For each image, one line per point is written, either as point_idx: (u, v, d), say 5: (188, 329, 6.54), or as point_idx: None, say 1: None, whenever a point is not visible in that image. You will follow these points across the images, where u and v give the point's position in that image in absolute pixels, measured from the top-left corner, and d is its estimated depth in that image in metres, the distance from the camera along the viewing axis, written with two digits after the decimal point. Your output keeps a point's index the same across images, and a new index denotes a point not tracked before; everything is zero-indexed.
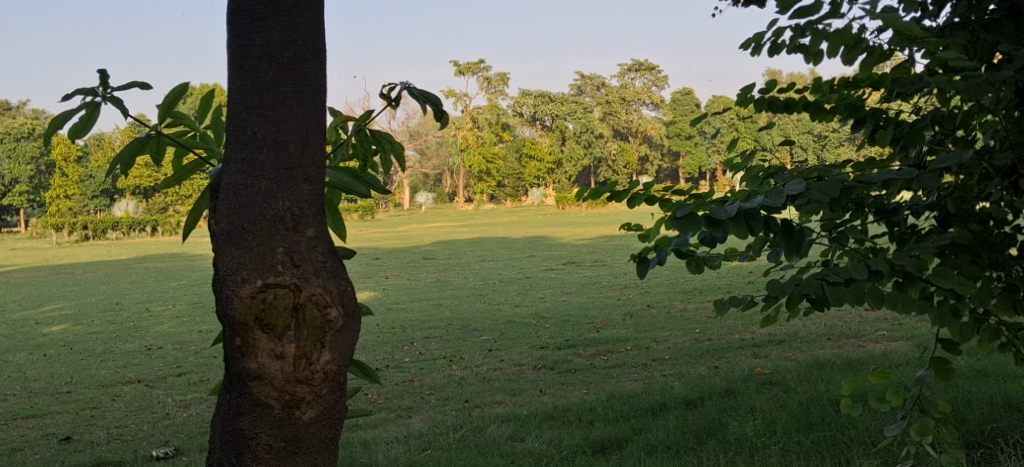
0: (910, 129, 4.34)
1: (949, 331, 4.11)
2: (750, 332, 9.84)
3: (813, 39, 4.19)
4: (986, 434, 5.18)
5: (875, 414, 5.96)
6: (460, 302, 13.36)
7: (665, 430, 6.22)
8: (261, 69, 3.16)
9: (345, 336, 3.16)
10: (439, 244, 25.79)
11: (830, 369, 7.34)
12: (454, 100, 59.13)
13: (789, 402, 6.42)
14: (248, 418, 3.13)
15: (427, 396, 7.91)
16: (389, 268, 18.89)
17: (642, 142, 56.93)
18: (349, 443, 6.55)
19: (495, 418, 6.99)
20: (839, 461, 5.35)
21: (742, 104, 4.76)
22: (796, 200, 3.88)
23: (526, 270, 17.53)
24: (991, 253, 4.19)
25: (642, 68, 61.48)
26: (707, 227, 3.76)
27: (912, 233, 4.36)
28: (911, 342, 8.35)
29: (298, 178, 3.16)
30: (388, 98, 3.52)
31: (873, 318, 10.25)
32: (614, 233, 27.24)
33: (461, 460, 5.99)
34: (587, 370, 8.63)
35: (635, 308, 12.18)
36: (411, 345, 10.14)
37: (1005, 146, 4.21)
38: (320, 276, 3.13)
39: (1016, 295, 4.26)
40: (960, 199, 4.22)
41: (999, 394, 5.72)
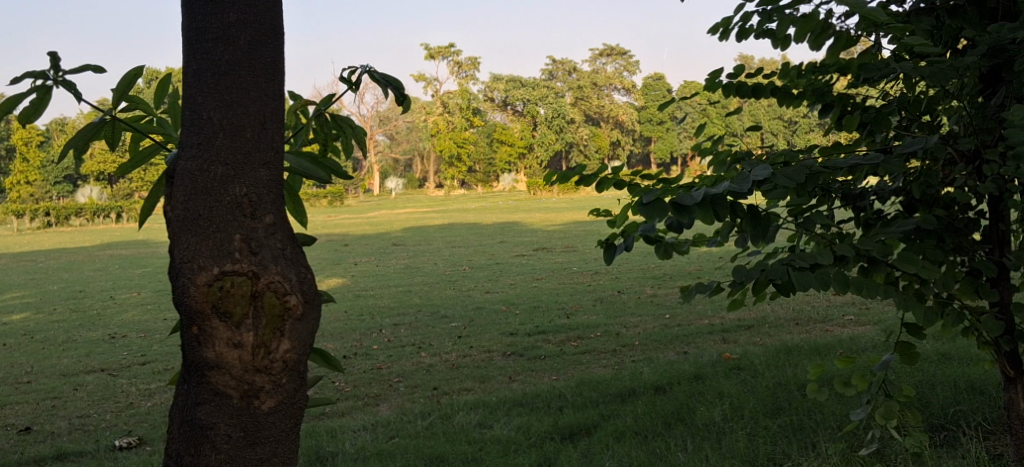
0: (876, 114, 4.38)
1: (915, 315, 4.09)
2: (719, 318, 9.87)
3: (780, 24, 4.18)
4: (949, 417, 5.21)
5: (841, 398, 5.98)
6: (429, 288, 13.31)
7: (634, 415, 6.22)
8: (217, 52, 3.10)
9: (304, 324, 3.12)
10: (409, 230, 25.69)
11: (798, 353, 7.37)
12: (425, 85, 58.90)
13: (757, 387, 6.44)
14: (206, 408, 3.07)
15: (396, 384, 7.88)
16: (358, 255, 18.80)
17: (615, 127, 56.95)
18: (316, 432, 6.50)
19: (464, 405, 6.97)
20: (805, 445, 5.37)
21: (710, 89, 4.73)
22: (763, 186, 3.85)
23: (497, 256, 17.50)
24: (955, 238, 4.25)
25: (612, 53, 61.52)
26: (674, 213, 3.70)
27: (877, 219, 4.37)
28: (878, 327, 8.40)
29: (255, 164, 3.11)
30: (349, 82, 3.47)
31: (840, 302, 10.31)
32: (585, 219, 27.26)
33: (428, 447, 5.96)
34: (556, 356, 8.62)
35: (605, 294, 12.19)
36: (379, 332, 10.10)
37: (968, 132, 4.22)
38: (278, 263, 3.09)
39: (978, 279, 4.28)
40: (925, 184, 4.28)
41: (960, 377, 5.76)
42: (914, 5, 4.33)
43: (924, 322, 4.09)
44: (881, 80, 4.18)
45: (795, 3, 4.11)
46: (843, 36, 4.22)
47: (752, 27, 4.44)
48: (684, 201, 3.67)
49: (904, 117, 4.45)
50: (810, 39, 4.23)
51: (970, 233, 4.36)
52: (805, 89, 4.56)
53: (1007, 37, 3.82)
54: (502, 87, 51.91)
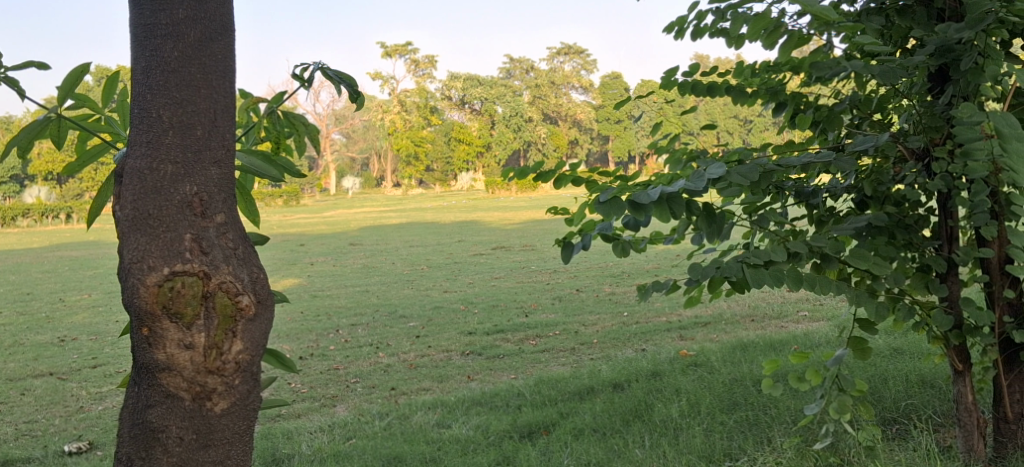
0: (829, 112, 4.42)
1: (867, 310, 4.13)
2: (676, 315, 9.93)
3: (734, 23, 4.20)
4: (902, 410, 5.28)
5: (795, 393, 6.04)
6: (387, 288, 13.26)
7: (592, 413, 6.24)
8: (166, 48, 3.04)
9: (256, 325, 3.08)
10: (367, 230, 25.58)
11: (754, 349, 7.43)
12: (381, 83, 58.66)
13: (713, 383, 6.49)
14: (157, 410, 3.02)
15: (353, 384, 7.85)
16: (314, 255, 18.69)
17: (573, 126, 57.08)
18: (271, 433, 6.46)
19: (422, 405, 6.95)
20: (761, 440, 5.40)
21: (666, 87, 4.72)
22: (718, 184, 3.87)
23: (455, 255, 17.48)
24: (905, 234, 4.32)
25: (570, 52, 61.69)
26: (630, 211, 3.72)
27: (831, 216, 4.43)
28: (831, 322, 8.49)
29: (206, 162, 3.06)
30: (302, 80, 3.44)
31: (795, 299, 10.41)
32: (542, 217, 27.30)
33: (385, 448, 5.95)
34: (515, 355, 8.62)
35: (564, 292, 12.21)
36: (336, 333, 10.04)
37: (918, 130, 4.28)
38: (230, 263, 3.05)
39: (928, 275, 4.34)
40: (876, 182, 4.35)
41: (912, 371, 5.83)
42: (865, 5, 4.38)
43: (876, 317, 4.14)
44: (834, 79, 4.22)
45: (747, 2, 4.13)
46: (794, 35, 4.26)
47: (707, 27, 4.47)
48: (641, 199, 3.69)
49: (856, 115, 4.50)
50: (763, 39, 4.26)
51: (921, 229, 4.41)
52: (760, 88, 4.58)
53: (954, 37, 3.87)
54: (459, 85, 51.85)
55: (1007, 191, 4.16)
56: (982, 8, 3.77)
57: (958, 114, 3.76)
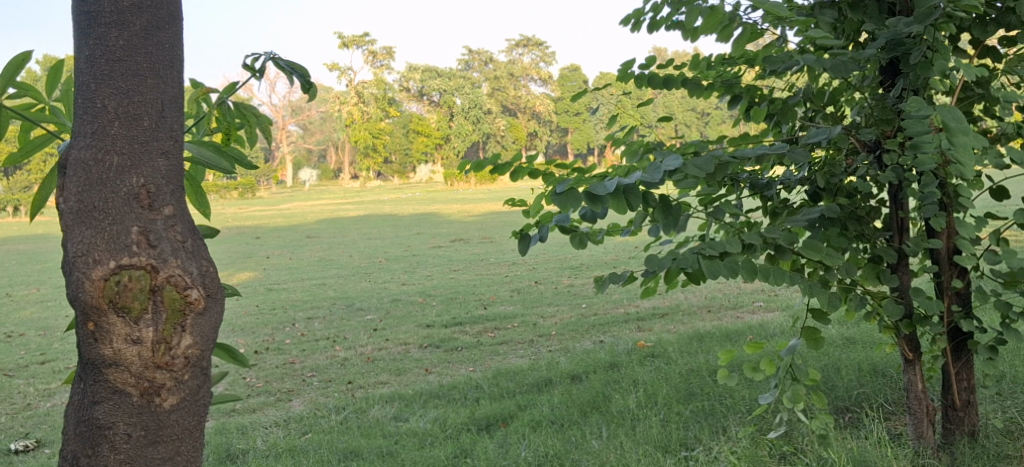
0: (783, 105, 4.42)
1: (819, 300, 4.16)
2: (635, 306, 9.97)
3: (689, 16, 4.20)
4: (854, 399, 5.34)
5: (750, 383, 6.08)
6: (344, 281, 13.20)
7: (549, 405, 6.25)
8: (111, 37, 2.99)
9: (206, 319, 3.04)
10: (325, 222, 25.43)
11: (710, 340, 7.47)
12: (339, 74, 58.32)
13: (670, 373, 6.51)
14: (104, 407, 2.97)
15: (309, 378, 7.80)
16: (270, 247, 18.55)
17: (532, 118, 57.09)
18: (225, 429, 6.40)
19: (379, 399, 6.92)
20: (716, 429, 5.43)
21: (622, 79, 4.55)
22: (674, 175, 3.86)
23: (414, 247, 17.44)
24: (857, 226, 4.36)
25: (530, 44, 61.70)
26: (587, 203, 3.71)
27: (785, 208, 4.46)
28: (786, 312, 8.56)
29: (153, 153, 3.01)
30: (253, 70, 3.39)
31: (751, 289, 10.49)
32: (501, 208, 27.30)
33: (342, 442, 5.91)
34: (473, 347, 8.61)
35: (523, 284, 12.21)
36: (293, 326, 9.98)
37: (870, 123, 4.30)
38: (178, 256, 3.00)
39: (880, 265, 4.38)
40: (829, 173, 4.38)
41: (864, 360, 5.90)
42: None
43: (828, 307, 4.17)
44: (787, 73, 4.23)
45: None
46: (747, 29, 4.25)
47: (662, 19, 4.47)
48: (597, 190, 3.68)
49: (809, 108, 4.52)
50: (717, 32, 4.27)
51: (873, 220, 4.45)
52: (716, 81, 4.52)
53: (903, 32, 3.90)
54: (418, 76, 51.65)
55: (956, 183, 4.20)
56: (930, 3, 3.82)
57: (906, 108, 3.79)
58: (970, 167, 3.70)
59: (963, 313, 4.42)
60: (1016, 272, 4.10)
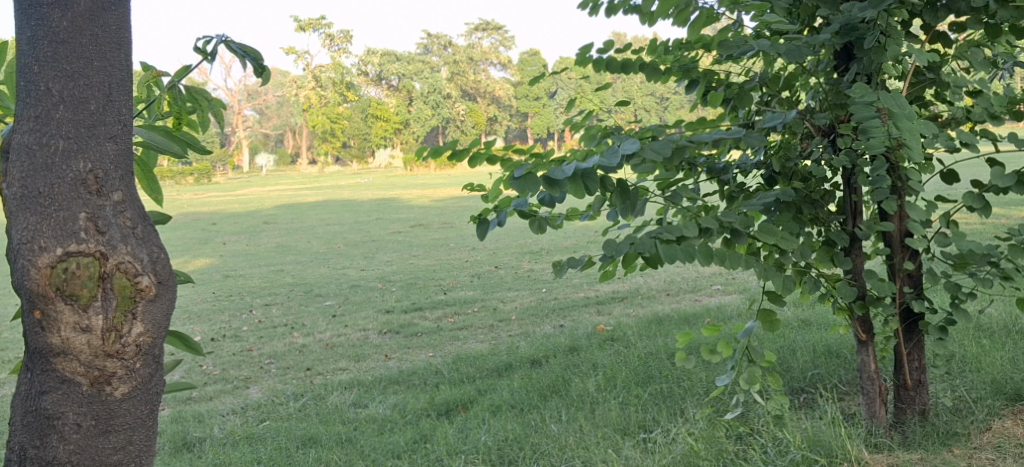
0: (739, 90, 4.43)
1: (774, 283, 4.19)
2: (594, 291, 10.00)
3: (646, 1, 4.19)
4: (809, 380, 5.39)
5: (708, 365, 6.12)
6: (303, 267, 13.12)
7: (509, 389, 6.25)
8: (54, 18, 2.94)
9: (158, 306, 3.00)
10: (283, 208, 25.27)
11: (668, 323, 7.51)
12: (296, 58, 57.84)
13: (629, 357, 6.54)
14: (53, 397, 2.93)
15: (267, 365, 7.75)
16: (226, 234, 18.37)
17: (492, 103, 57.01)
18: (182, 418, 6.35)
19: (338, 385, 6.89)
20: (674, 411, 5.46)
21: (579, 64, 4.48)
22: (631, 159, 3.86)
23: (373, 233, 17.37)
24: (811, 209, 4.39)
25: (489, 28, 61.57)
26: (545, 187, 3.70)
27: (741, 192, 4.48)
28: (744, 295, 8.63)
29: (101, 137, 2.96)
30: (203, 53, 3.34)
31: (709, 273, 10.56)
32: (460, 194, 27.27)
33: (301, 429, 5.88)
34: (433, 333, 8.59)
35: (483, 269, 12.20)
36: (250, 313, 9.91)
37: (824, 107, 4.33)
38: (128, 242, 2.96)
39: (834, 248, 4.42)
40: (784, 157, 4.41)
41: (819, 342, 5.96)
42: None
43: (783, 290, 4.20)
44: (743, 58, 4.24)
45: None
46: (704, 14, 4.26)
47: (620, 4, 4.46)
48: (555, 175, 3.67)
49: (765, 93, 4.53)
50: (674, 16, 4.26)
51: (826, 204, 4.49)
52: (673, 66, 4.51)
53: (857, 17, 3.90)
54: (377, 61, 51.36)
55: (908, 166, 4.24)
56: None
57: (855, 93, 3.82)
58: (918, 151, 3.74)
59: (914, 295, 4.48)
60: (964, 254, 4.16)
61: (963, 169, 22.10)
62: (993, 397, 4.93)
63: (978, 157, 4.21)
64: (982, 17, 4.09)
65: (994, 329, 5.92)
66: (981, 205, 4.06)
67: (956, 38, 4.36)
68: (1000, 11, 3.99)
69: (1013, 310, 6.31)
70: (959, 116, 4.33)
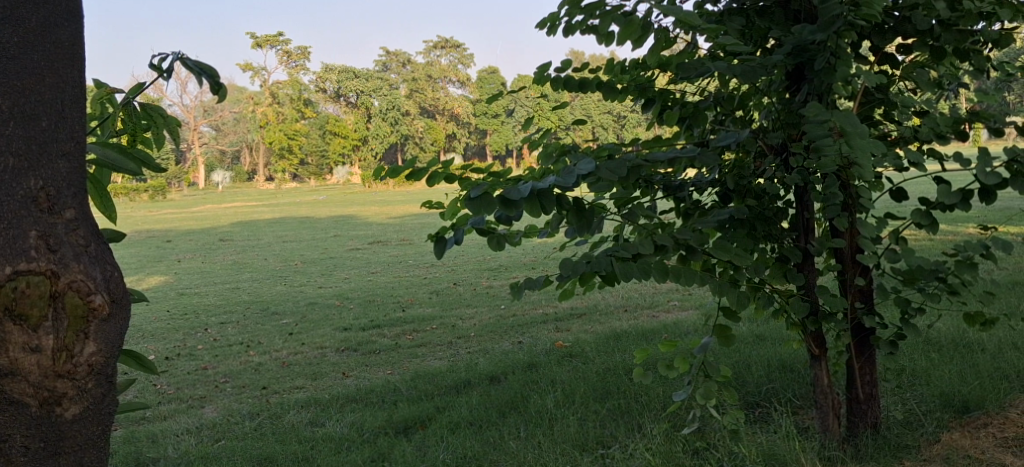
0: (694, 109, 4.48)
1: (728, 299, 4.23)
2: (552, 307, 10.03)
3: (603, 22, 4.22)
4: (764, 394, 5.44)
5: (664, 381, 6.15)
6: (259, 285, 13.01)
7: (468, 406, 6.24)
8: (5, 33, 2.92)
9: (111, 325, 2.98)
10: (238, 225, 25.08)
11: (626, 339, 7.54)
12: (252, 74, 57.49)
13: (587, 373, 6.56)
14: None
15: (222, 384, 7.67)
16: (182, 251, 18.20)
17: (451, 120, 57.05)
18: (135, 438, 6.26)
19: (295, 404, 6.84)
20: (632, 427, 5.48)
21: (538, 83, 4.51)
22: (587, 178, 3.89)
23: (330, 250, 17.29)
24: (765, 226, 4.43)
25: (448, 46, 61.67)
26: (502, 207, 3.72)
27: (697, 209, 4.51)
28: (700, 311, 8.69)
29: (54, 154, 2.93)
30: (159, 70, 3.32)
31: (666, 288, 10.62)
32: (418, 211, 27.24)
33: (256, 449, 5.83)
34: (391, 350, 8.57)
35: (442, 286, 12.18)
36: (205, 331, 9.81)
37: (777, 127, 4.39)
38: (81, 261, 2.93)
39: (787, 265, 4.46)
40: (738, 176, 4.46)
41: (773, 356, 6.01)
42: (726, 5, 4.47)
43: (738, 306, 4.23)
44: (698, 78, 4.29)
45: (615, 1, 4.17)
46: (660, 35, 4.30)
47: (578, 24, 4.49)
48: (511, 195, 3.69)
49: (719, 112, 4.58)
50: (630, 37, 4.30)
51: (780, 221, 4.55)
52: (630, 85, 4.54)
53: (808, 39, 3.97)
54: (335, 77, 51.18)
55: (859, 184, 4.31)
56: (834, 11, 3.94)
57: (807, 113, 3.88)
58: (868, 169, 3.80)
59: (865, 310, 4.54)
60: (914, 270, 4.23)
61: (913, 187, 22.44)
62: (942, 410, 5.01)
63: (926, 176, 4.29)
64: (927, 40, 4.19)
65: (943, 343, 6.02)
66: (929, 223, 4.13)
67: (903, 60, 4.44)
68: (945, 35, 4.12)
69: (961, 324, 6.41)
70: (906, 135, 4.43)
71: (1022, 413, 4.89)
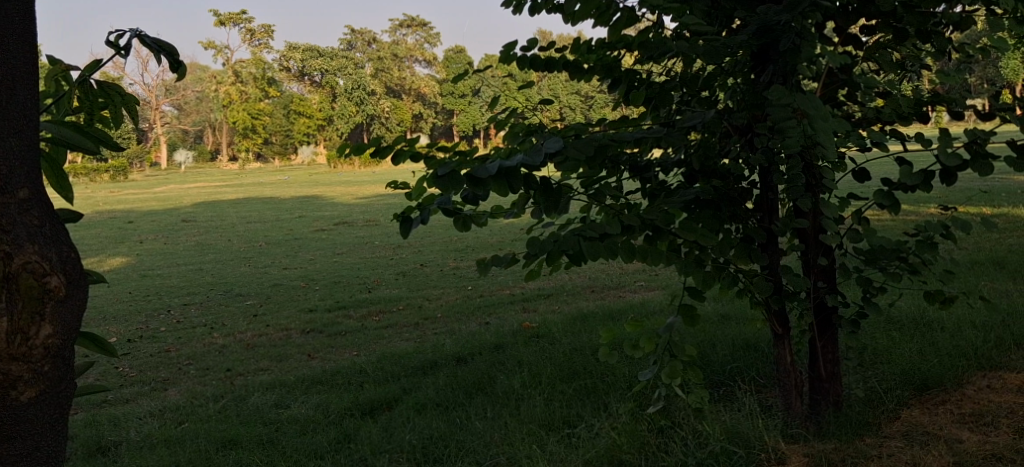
0: (660, 89, 4.46)
1: (694, 279, 4.23)
2: (519, 288, 10.02)
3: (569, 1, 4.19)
4: (728, 373, 5.47)
5: (631, 360, 6.15)
6: (223, 266, 12.89)
7: (435, 387, 6.22)
8: None
9: (68, 306, 3.03)
10: (202, 206, 24.86)
11: (592, 319, 7.55)
12: (215, 53, 56.89)
13: (554, 353, 6.55)
14: None
15: (185, 366, 7.61)
16: (144, 232, 18.00)
17: (417, 100, 56.81)
18: (97, 421, 6.20)
19: (259, 386, 6.79)
20: (598, 406, 5.48)
21: (504, 62, 4.47)
22: (554, 158, 3.86)
23: (295, 231, 17.17)
24: (730, 207, 4.44)
25: (413, 25, 61.33)
26: (469, 186, 3.69)
27: (662, 190, 4.50)
28: (667, 291, 8.70)
29: (4, 132, 2.99)
30: (116, 46, 3.27)
31: (633, 269, 10.63)
32: (383, 192, 27.11)
33: (219, 431, 5.79)
34: (357, 331, 8.53)
35: (408, 267, 12.13)
36: (168, 313, 9.72)
37: (742, 107, 4.38)
38: (35, 242, 2.98)
39: (751, 244, 4.46)
40: (704, 156, 4.45)
41: (738, 335, 6.04)
42: None
43: (703, 286, 4.23)
44: (664, 58, 4.27)
45: None
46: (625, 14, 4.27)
47: (544, 3, 4.46)
48: (479, 174, 3.67)
49: (685, 93, 4.57)
50: (595, 16, 4.27)
51: (745, 201, 4.55)
52: (596, 65, 4.50)
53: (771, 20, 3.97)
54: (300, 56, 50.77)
55: (822, 165, 4.32)
56: None
57: (771, 94, 3.88)
58: (831, 149, 3.80)
59: (828, 289, 4.56)
60: (876, 250, 4.25)
61: (876, 168, 22.58)
62: (902, 387, 5.06)
63: (888, 156, 4.30)
64: (890, 21, 4.20)
65: (904, 321, 6.06)
66: (891, 203, 4.15)
67: (866, 41, 4.45)
68: (907, 17, 4.14)
69: (921, 303, 6.46)
70: (869, 116, 4.44)
71: (979, 389, 4.94)
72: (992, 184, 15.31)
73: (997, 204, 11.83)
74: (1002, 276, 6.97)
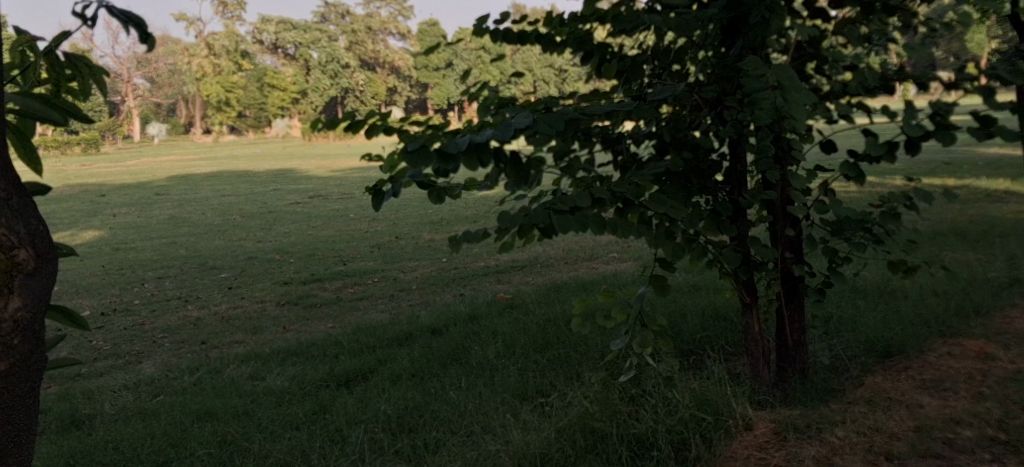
0: (632, 63, 4.51)
1: (664, 251, 4.29)
2: (494, 260, 10.08)
3: None
4: (699, 342, 5.56)
5: (602, 330, 6.24)
6: (196, 240, 12.87)
7: (409, 358, 6.28)
8: None
9: (38, 280, 3.07)
10: (175, 179, 24.73)
11: (566, 290, 7.63)
12: (187, 24, 56.33)
13: (528, 323, 6.62)
14: None
15: (160, 340, 7.63)
16: (117, 206, 17.92)
17: (392, 72, 56.55)
18: (71, 395, 6.22)
19: (235, 358, 6.83)
20: (571, 375, 5.56)
21: (477, 35, 4.48)
22: (524, 132, 3.90)
23: (269, 204, 17.14)
24: (699, 179, 4.50)
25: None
26: (439, 161, 3.73)
27: (633, 162, 4.56)
28: (639, 263, 8.79)
29: None
30: (85, 18, 3.28)
31: (607, 240, 10.72)
32: (357, 165, 27.04)
33: (195, 403, 5.82)
34: (331, 304, 8.57)
35: (383, 240, 12.15)
36: (142, 286, 9.73)
37: (712, 80, 4.44)
38: (5, 216, 3.02)
39: (720, 216, 4.52)
40: (675, 128, 4.51)
41: (709, 305, 6.12)
42: None
43: (673, 257, 4.31)
44: (636, 31, 4.30)
45: None
46: None
47: None
48: (449, 149, 3.71)
49: (656, 65, 4.62)
50: None
51: (714, 174, 4.62)
52: (569, 38, 4.50)
53: None
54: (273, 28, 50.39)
55: (790, 137, 4.39)
56: None
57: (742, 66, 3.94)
58: (799, 121, 3.87)
59: (795, 260, 4.65)
60: (841, 220, 4.34)
61: (847, 139, 22.72)
62: (866, 355, 5.16)
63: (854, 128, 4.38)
64: None
65: (869, 291, 6.16)
66: (856, 175, 4.23)
67: (833, 15, 4.51)
68: None
69: (888, 273, 6.57)
70: (836, 89, 4.51)
71: (941, 355, 5.05)
72: (961, 155, 15.46)
73: (965, 175, 11.96)
74: (968, 246, 7.09)
